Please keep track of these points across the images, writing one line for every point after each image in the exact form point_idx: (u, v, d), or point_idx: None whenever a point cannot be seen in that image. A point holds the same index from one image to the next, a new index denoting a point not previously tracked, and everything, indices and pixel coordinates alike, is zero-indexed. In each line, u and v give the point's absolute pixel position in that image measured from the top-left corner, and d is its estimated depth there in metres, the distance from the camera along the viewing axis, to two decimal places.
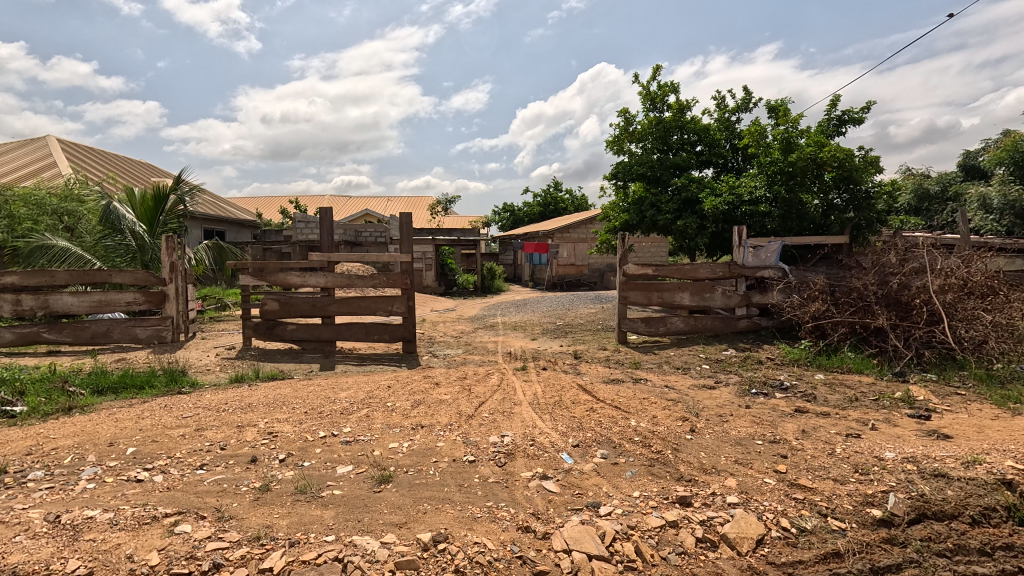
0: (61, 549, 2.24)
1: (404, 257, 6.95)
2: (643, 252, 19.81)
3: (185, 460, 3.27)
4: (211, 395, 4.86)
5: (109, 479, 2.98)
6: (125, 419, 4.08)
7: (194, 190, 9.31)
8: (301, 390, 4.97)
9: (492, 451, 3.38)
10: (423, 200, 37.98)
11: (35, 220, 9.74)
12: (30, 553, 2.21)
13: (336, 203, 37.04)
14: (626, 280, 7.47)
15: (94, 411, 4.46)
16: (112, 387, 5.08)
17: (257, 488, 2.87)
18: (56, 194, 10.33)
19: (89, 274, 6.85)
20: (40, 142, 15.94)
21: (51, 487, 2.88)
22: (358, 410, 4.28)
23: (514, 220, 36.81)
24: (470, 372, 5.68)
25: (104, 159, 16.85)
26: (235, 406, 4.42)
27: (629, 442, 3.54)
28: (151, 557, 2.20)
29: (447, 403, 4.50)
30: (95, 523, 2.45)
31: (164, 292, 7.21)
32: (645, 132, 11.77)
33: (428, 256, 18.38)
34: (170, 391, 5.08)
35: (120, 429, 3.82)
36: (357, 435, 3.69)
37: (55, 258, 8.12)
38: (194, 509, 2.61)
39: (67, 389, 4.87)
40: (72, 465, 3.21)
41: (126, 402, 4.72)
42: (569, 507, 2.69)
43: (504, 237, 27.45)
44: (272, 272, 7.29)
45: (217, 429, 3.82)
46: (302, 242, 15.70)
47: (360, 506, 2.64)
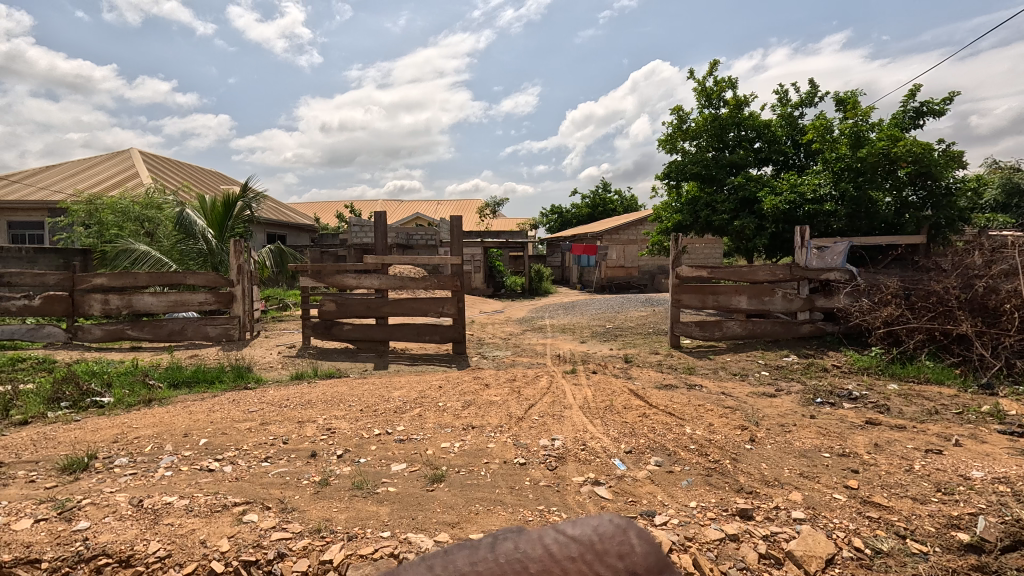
0: (143, 531, 2.42)
1: (454, 259, 7.03)
2: (696, 253, 19.31)
3: (251, 452, 3.45)
4: (275, 392, 5.10)
5: (185, 468, 3.19)
6: (198, 412, 4.37)
7: (259, 196, 9.87)
8: (358, 388, 5.14)
9: (543, 454, 3.36)
10: (471, 203, 38.55)
11: (121, 227, 10.60)
12: (116, 534, 2.39)
13: (389, 207, 38.28)
14: (679, 283, 7.25)
15: (170, 403, 4.80)
16: (186, 381, 5.45)
17: (317, 482, 2.98)
18: (139, 202, 11.18)
19: (166, 276, 7.37)
20: (125, 155, 17.41)
21: (135, 473, 3.11)
22: (411, 410, 4.36)
23: (562, 222, 36.69)
24: (520, 374, 5.69)
25: (180, 169, 18.19)
26: (296, 402, 4.63)
27: (684, 450, 3.43)
28: (222, 543, 2.33)
29: (498, 404, 4.51)
30: (173, 509, 2.63)
31: (232, 293, 7.64)
32: (699, 129, 11.42)
33: (476, 259, 18.65)
34: (237, 386, 5.41)
35: (194, 421, 4.10)
36: (411, 434, 3.77)
37: (136, 261, 8.80)
38: (260, 499, 2.75)
39: (147, 383, 5.26)
40: (152, 453, 3.46)
41: (199, 395, 5.04)
42: (623, 514, 2.63)
43: (551, 239, 27.42)
44: (330, 274, 7.58)
45: (280, 424, 4.01)
46: (357, 246, 16.25)
47: (413, 504, 2.69)
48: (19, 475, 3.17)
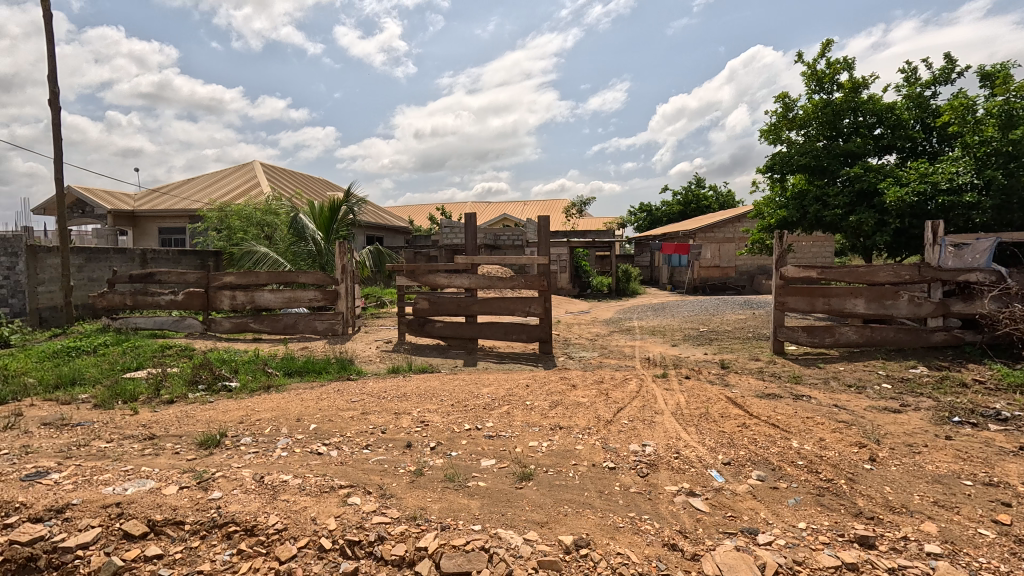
0: (264, 504, 2.69)
1: (542, 259, 7.05)
2: (803, 252, 17.76)
3: (354, 439, 3.71)
4: (374, 384, 5.44)
5: (298, 449, 3.51)
6: (308, 399, 4.78)
7: (360, 201, 10.59)
8: (449, 384, 5.33)
9: (633, 460, 3.27)
10: (558, 203, 38.52)
11: (245, 231, 11.88)
12: (243, 505, 2.69)
13: (478, 208, 39.36)
14: (784, 284, 6.69)
15: (285, 390, 5.31)
16: (298, 371, 5.99)
17: (412, 471, 3.13)
18: (260, 209, 12.47)
19: (282, 275, 8.15)
20: (249, 167, 19.50)
21: (257, 452, 3.47)
22: (499, 407, 4.45)
23: (652, 221, 35.48)
24: (608, 377, 5.57)
25: (293, 178, 20.03)
26: (393, 395, 4.90)
27: (791, 466, 3.15)
28: (330, 522, 2.52)
29: (585, 406, 4.45)
30: (288, 486, 2.90)
31: (337, 291, 8.27)
32: (808, 117, 10.54)
33: (563, 258, 18.62)
34: (341, 376, 5.85)
35: (305, 407, 4.49)
36: (499, 431, 3.84)
37: (258, 262, 9.82)
38: (362, 484, 2.95)
39: (266, 371, 5.85)
40: (271, 434, 3.84)
41: (309, 384, 5.51)
42: (721, 529, 2.48)
43: (640, 238, 26.62)
44: (423, 274, 7.93)
45: (378, 414, 4.27)
46: (448, 246, 16.88)
47: (503, 500, 2.73)
48: (167, 446, 3.67)
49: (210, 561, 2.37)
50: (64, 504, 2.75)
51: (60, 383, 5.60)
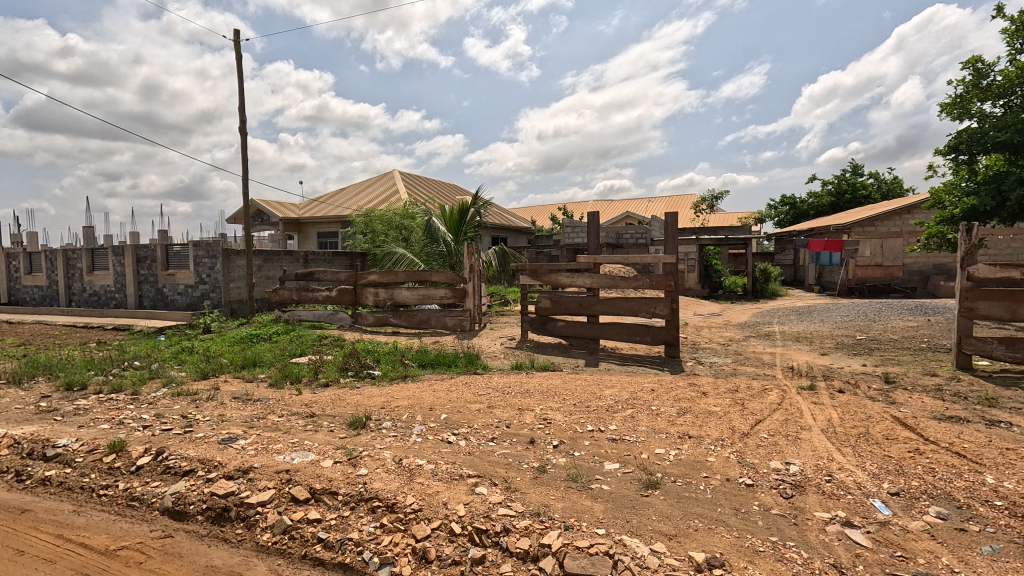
0: (403, 485, 2.94)
1: (669, 258, 6.72)
2: (999, 248, 14.66)
3: (481, 431, 3.88)
4: (498, 379, 5.64)
5: (431, 436, 3.77)
6: (440, 390, 5.12)
7: (486, 203, 11.04)
8: (570, 383, 5.34)
9: (775, 479, 2.97)
10: (686, 199, 36.48)
11: (386, 234, 13.07)
12: (385, 484, 2.96)
13: (600, 207, 38.83)
14: (972, 286, 5.58)
15: (419, 380, 5.75)
16: (430, 363, 6.44)
17: (535, 468, 3.18)
18: (399, 214, 13.64)
19: (418, 274, 8.84)
20: (389, 176, 21.44)
21: (396, 435, 3.80)
22: (622, 409, 4.34)
23: (796, 215, 31.95)
24: (744, 385, 5.12)
25: (427, 184, 21.59)
26: (517, 390, 5.04)
27: (983, 506, 2.61)
28: (459, 508, 2.67)
29: (717, 415, 4.16)
30: (423, 470, 3.13)
31: (465, 289, 8.73)
32: (1010, 83, 8.68)
33: (691, 257, 17.60)
34: (469, 370, 6.16)
35: (437, 398, 4.82)
36: (623, 435, 3.74)
37: (397, 262, 10.76)
38: (488, 474, 3.08)
39: (404, 362, 6.39)
40: (408, 420, 4.18)
41: (440, 376, 5.90)
42: (888, 570, 2.14)
43: (781, 234, 24.12)
44: (546, 273, 8.04)
45: (503, 409, 4.42)
46: (570, 246, 16.89)
47: (627, 507, 2.66)
48: (324, 424, 4.18)
49: (359, 531, 2.66)
50: (248, 466, 3.28)
51: (245, 364, 6.68)
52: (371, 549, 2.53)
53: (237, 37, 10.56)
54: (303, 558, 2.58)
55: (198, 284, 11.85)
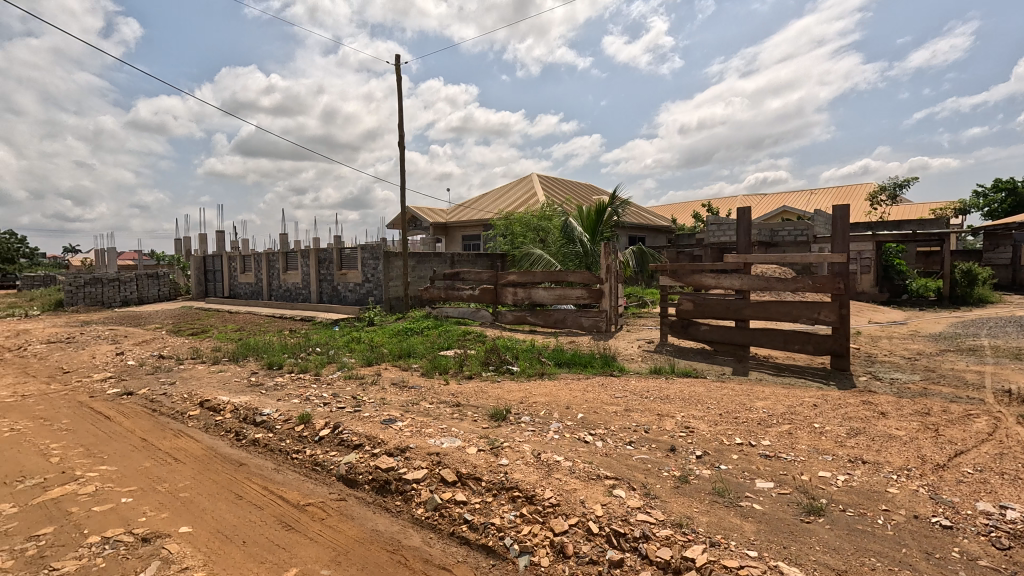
0: (541, 479, 3.04)
1: (837, 257, 5.91)
2: None
3: (618, 434, 3.83)
4: (636, 382, 5.50)
5: (567, 434, 3.83)
6: (576, 389, 5.16)
7: (624, 202, 10.79)
8: (715, 391, 4.99)
9: (982, 524, 2.44)
10: (860, 189, 31.60)
11: (525, 236, 13.50)
12: (524, 475, 3.09)
13: (751, 202, 35.49)
14: None
15: (556, 378, 5.85)
16: (566, 362, 6.51)
17: (677, 477, 3.04)
18: (537, 215, 13.98)
19: (555, 274, 9.01)
20: (528, 179, 22.10)
21: (534, 430, 3.94)
22: (777, 424, 3.93)
23: (1018, 203, 25.73)
24: (938, 409, 4.29)
25: (564, 186, 21.80)
26: (656, 395, 4.86)
27: None
28: (597, 508, 2.68)
29: (900, 440, 3.55)
30: (560, 467, 3.20)
31: (601, 290, 8.66)
32: None
33: (865, 256, 15.23)
34: (605, 372, 6.10)
35: (573, 397, 4.87)
36: (779, 452, 3.39)
37: (534, 262, 11.06)
38: (627, 478, 3.03)
39: (541, 360, 6.56)
40: (545, 417, 4.29)
41: (575, 376, 5.95)
42: None
43: (994, 228, 19.63)
44: (688, 274, 7.61)
45: (641, 413, 4.30)
46: (715, 245, 15.74)
47: (784, 531, 2.41)
48: (469, 414, 4.49)
49: (500, 517, 2.81)
50: (405, 446, 3.66)
51: (401, 354, 7.45)
52: (512, 536, 2.65)
53: (398, 62, 11.80)
54: (451, 535, 2.79)
55: (364, 283, 13.51)
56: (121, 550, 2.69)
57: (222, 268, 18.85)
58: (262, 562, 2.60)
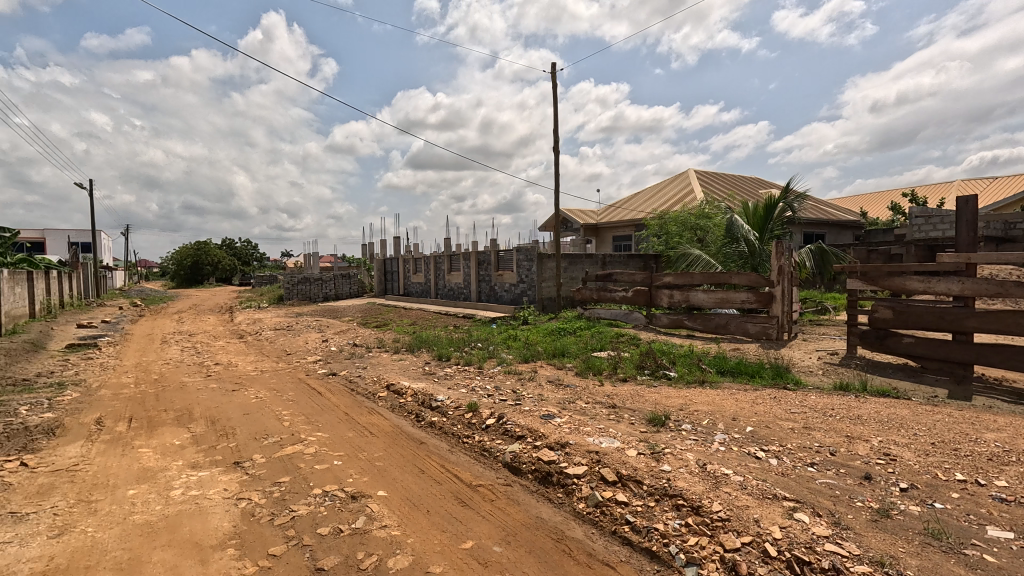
0: (708, 490, 2.92)
1: None
2: None
3: (796, 453, 3.46)
4: (816, 398, 4.89)
5: (735, 447, 3.59)
6: (744, 401, 4.78)
7: (800, 195, 9.62)
8: (923, 416, 4.21)
9: None
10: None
11: (681, 236, 12.85)
12: (689, 484, 3.00)
13: (975, 187, 28.83)
14: None
15: (719, 387, 5.50)
16: (730, 371, 6.06)
17: (874, 509, 2.66)
18: (695, 214, 13.20)
19: (716, 276, 8.45)
20: (684, 176, 20.96)
21: (697, 439, 3.76)
22: (1018, 464, 3.18)
23: None
24: None
25: (726, 181, 20.20)
26: (844, 414, 4.27)
27: None
28: (775, 530, 2.49)
29: None
30: (730, 480, 3.02)
31: (772, 294, 7.87)
32: None
33: None
34: (776, 384, 5.53)
35: (741, 408, 4.53)
36: (1021, 497, 2.75)
37: (692, 264, 10.47)
38: (809, 502, 2.74)
39: (701, 366, 6.22)
40: (709, 426, 4.07)
41: (741, 386, 5.51)
42: None
43: None
44: (885, 276, 6.51)
45: (825, 433, 3.82)
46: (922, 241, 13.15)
47: None
48: (626, 416, 4.46)
49: (664, 523, 2.76)
50: (565, 441, 3.79)
51: (555, 353, 7.67)
52: (677, 545, 2.59)
53: (553, 69, 12.15)
54: (613, 533, 2.82)
55: (518, 283, 14.16)
56: (336, 503, 3.26)
57: (398, 269, 21.37)
58: (443, 530, 2.93)
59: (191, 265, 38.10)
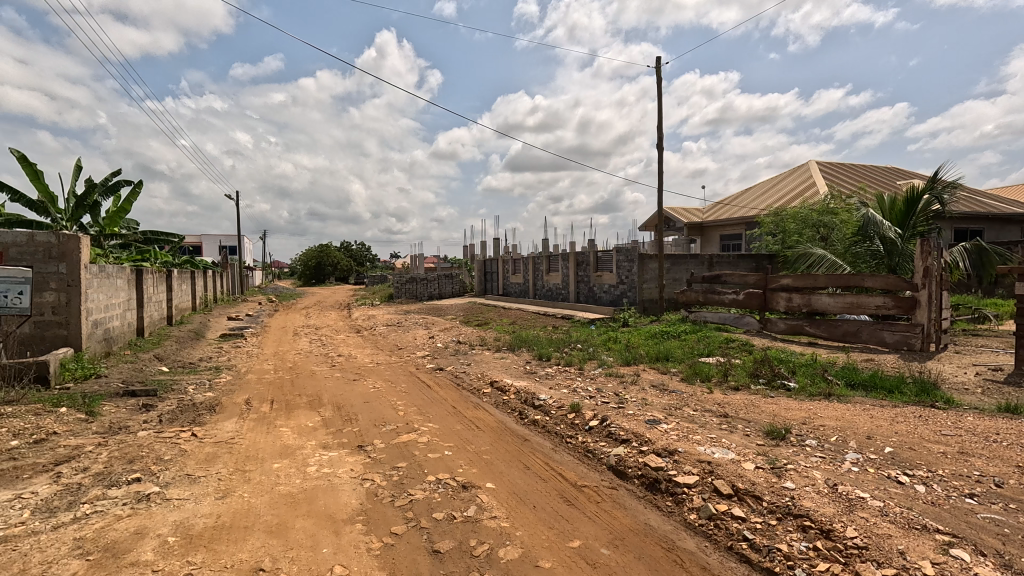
0: (840, 513, 2.68)
1: None
2: None
3: (950, 481, 3.03)
4: (976, 420, 4.22)
5: (871, 469, 3.23)
6: (881, 418, 4.27)
7: (952, 185, 8.31)
8: None
9: None
10: None
11: (801, 234, 11.77)
12: (817, 505, 2.77)
13: None
14: None
15: (849, 401, 4.96)
16: (863, 384, 5.44)
17: None
18: (817, 209, 12.00)
19: (844, 279, 7.67)
20: (804, 168, 19.14)
21: (824, 456, 3.45)
22: None
23: None
24: None
25: (855, 172, 18.11)
26: (1013, 441, 3.64)
27: None
28: (925, 565, 2.23)
29: None
30: (867, 505, 2.74)
31: (916, 299, 6.95)
32: None
33: None
34: (921, 402, 4.86)
35: (877, 426, 4.05)
36: None
37: (814, 265, 9.56)
38: (971, 539, 2.40)
39: (827, 377, 5.66)
40: (838, 444, 3.69)
41: (877, 401, 4.92)
42: None
43: None
44: None
45: (989, 461, 3.29)
46: None
47: None
48: (740, 427, 4.19)
49: (788, 544, 2.57)
50: (673, 449, 3.67)
51: (659, 357, 7.41)
52: (804, 568, 2.41)
53: (657, 64, 11.75)
54: (729, 549, 2.68)
55: (618, 284, 13.88)
56: (449, 490, 3.45)
57: (497, 270, 21.96)
58: (550, 526, 2.98)
59: (315, 266, 42.31)
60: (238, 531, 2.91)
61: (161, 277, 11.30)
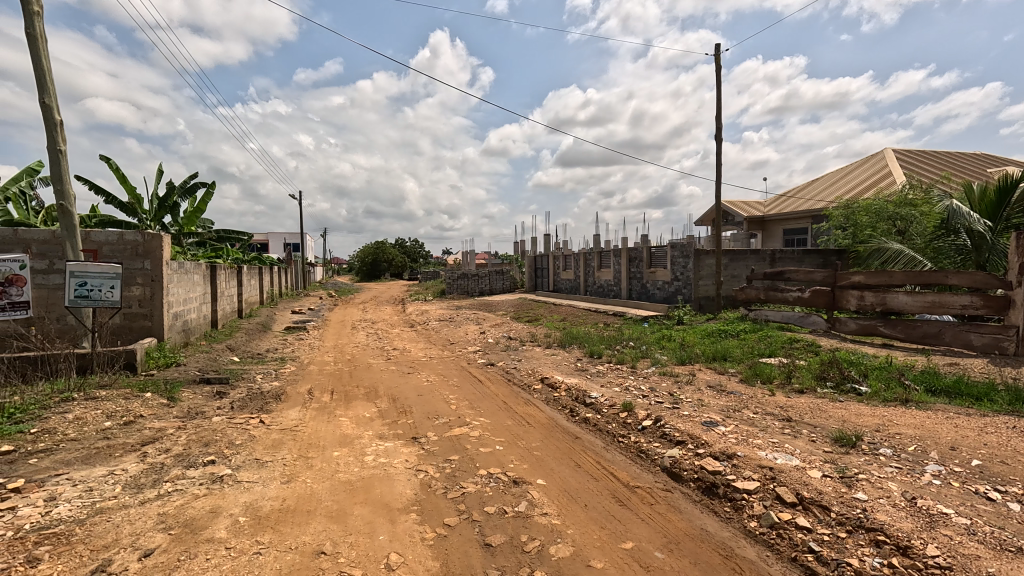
0: (920, 530, 2.49)
1: None
2: None
3: None
4: None
5: (955, 483, 2.97)
6: (967, 428, 3.92)
7: None
8: None
9: None
10: None
11: (875, 228, 10.97)
12: (893, 519, 2.58)
13: None
14: None
15: (929, 409, 4.58)
16: (945, 391, 5.01)
17: None
18: (893, 201, 11.13)
19: (925, 276, 7.09)
20: (879, 157, 17.80)
21: (900, 467, 3.20)
22: None
23: None
24: None
25: (938, 160, 16.64)
26: None
27: None
28: None
29: None
30: (951, 522, 2.52)
31: (1010, 299, 6.31)
32: None
33: None
34: (1015, 411, 4.41)
35: (962, 436, 3.72)
36: None
37: (889, 260, 8.91)
38: None
39: (903, 382, 5.25)
40: (917, 454, 3.42)
41: (962, 409, 4.51)
42: None
43: None
44: None
45: None
46: None
47: None
48: (805, 432, 3.97)
49: (860, 559, 2.41)
50: (732, 453, 3.53)
51: (716, 356, 7.14)
52: None
53: (716, 51, 11.26)
54: (793, 560, 2.54)
55: (673, 281, 13.48)
56: (500, 485, 3.48)
57: (548, 265, 21.89)
58: (602, 526, 2.94)
59: (372, 262, 43.84)
60: (301, 514, 3.06)
61: (233, 273, 12.06)
